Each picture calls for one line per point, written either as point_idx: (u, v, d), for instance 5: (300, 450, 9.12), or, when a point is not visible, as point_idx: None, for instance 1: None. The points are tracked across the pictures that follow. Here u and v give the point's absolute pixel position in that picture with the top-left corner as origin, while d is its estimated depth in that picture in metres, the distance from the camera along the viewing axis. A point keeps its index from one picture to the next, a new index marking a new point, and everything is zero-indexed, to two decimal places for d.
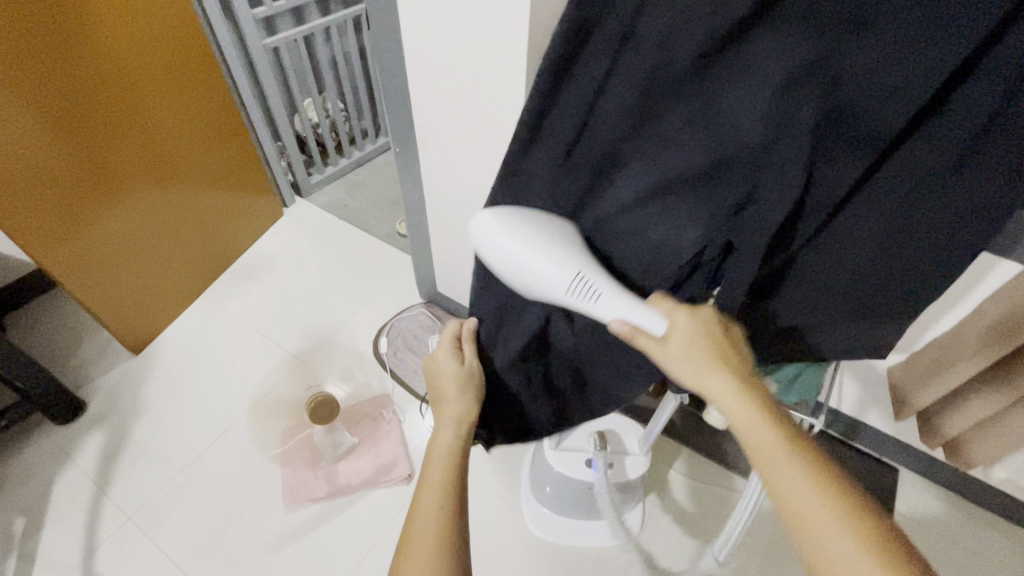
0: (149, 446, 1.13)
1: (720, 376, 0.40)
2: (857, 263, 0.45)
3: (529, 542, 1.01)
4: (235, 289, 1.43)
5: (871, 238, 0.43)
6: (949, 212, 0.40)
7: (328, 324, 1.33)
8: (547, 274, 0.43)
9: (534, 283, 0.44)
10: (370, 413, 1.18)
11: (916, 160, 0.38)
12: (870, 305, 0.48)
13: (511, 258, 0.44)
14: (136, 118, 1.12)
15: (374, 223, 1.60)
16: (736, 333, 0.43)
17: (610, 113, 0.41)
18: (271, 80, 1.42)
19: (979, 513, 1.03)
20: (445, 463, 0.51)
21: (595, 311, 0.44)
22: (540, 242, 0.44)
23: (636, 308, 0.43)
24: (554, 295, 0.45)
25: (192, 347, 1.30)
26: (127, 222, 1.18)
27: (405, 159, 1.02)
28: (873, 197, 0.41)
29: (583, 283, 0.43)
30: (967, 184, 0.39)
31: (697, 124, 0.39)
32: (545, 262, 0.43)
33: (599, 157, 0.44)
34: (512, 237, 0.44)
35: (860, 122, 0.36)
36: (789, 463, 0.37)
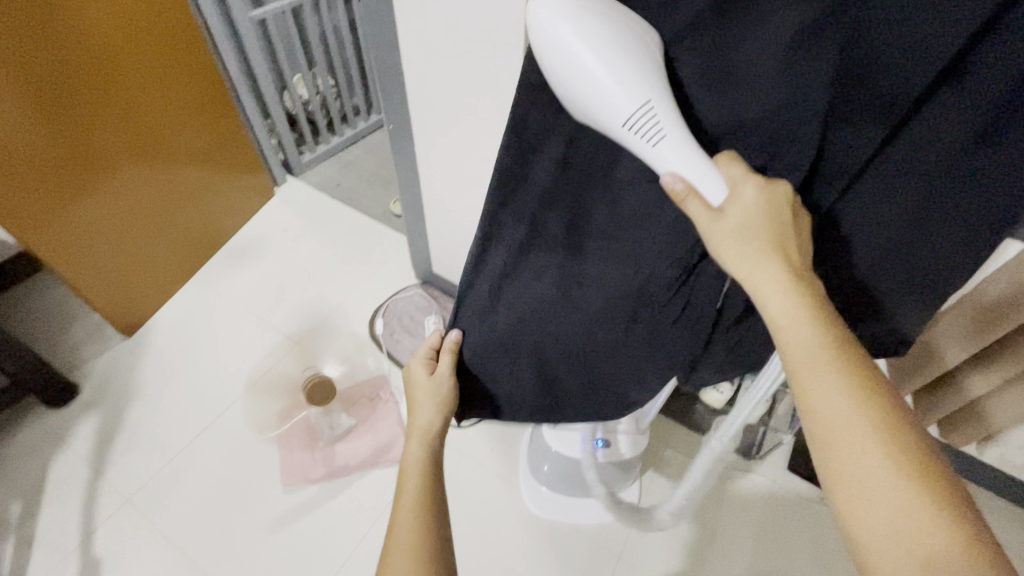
0: (145, 429, 1.13)
1: (770, 265, 0.34)
2: (877, 255, 0.40)
3: (528, 520, 1.01)
4: (227, 270, 1.41)
5: (886, 224, 0.39)
6: (969, 197, 0.36)
7: (322, 306, 1.32)
8: (613, 95, 0.34)
9: (595, 98, 0.35)
10: (367, 394, 1.18)
11: (933, 138, 0.34)
12: (909, 300, 0.42)
13: (576, 60, 0.34)
14: (122, 94, 1.09)
15: (369, 203, 1.57)
16: (803, 221, 0.36)
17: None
18: (259, 54, 1.38)
19: (970, 487, 1.05)
20: (420, 477, 0.51)
21: (652, 157, 0.36)
22: (618, 49, 0.34)
23: (700, 165, 0.35)
24: (608, 127, 0.36)
25: (185, 330, 1.29)
26: (115, 202, 1.15)
27: (399, 136, 0.99)
28: (889, 179, 0.37)
29: (649, 115, 0.34)
30: (988, 166, 0.34)
31: (713, 82, 0.36)
32: (619, 75, 0.34)
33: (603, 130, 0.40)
34: (577, 36, 0.34)
35: (876, 85, 0.32)
36: (827, 368, 0.33)
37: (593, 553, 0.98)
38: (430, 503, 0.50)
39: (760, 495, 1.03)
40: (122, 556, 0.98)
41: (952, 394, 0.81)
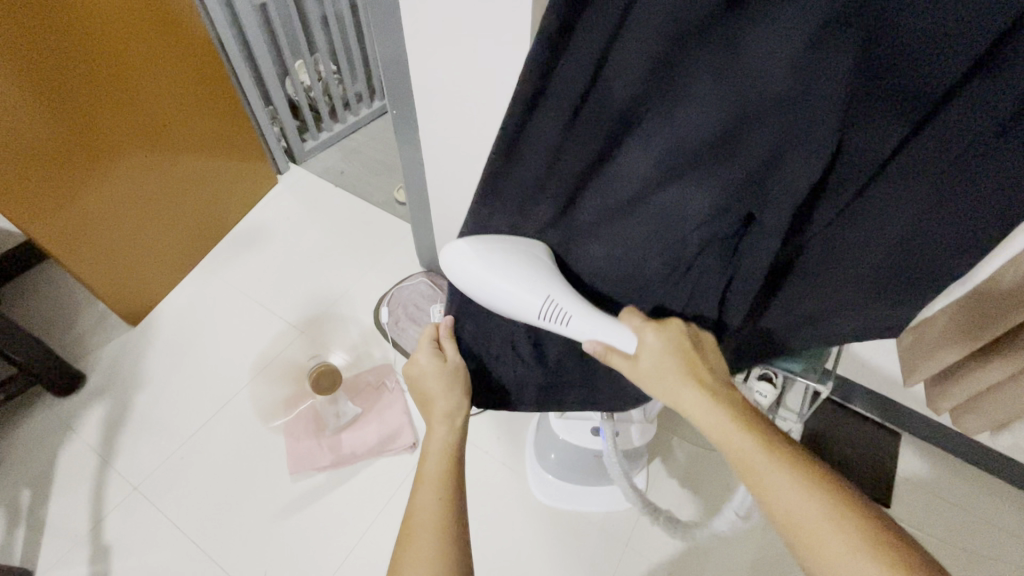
0: (152, 418, 1.13)
1: (690, 390, 0.41)
2: (875, 250, 0.43)
3: (534, 508, 1.01)
4: (231, 259, 1.40)
5: (899, 217, 0.40)
6: (976, 191, 0.37)
7: (326, 295, 1.31)
8: (520, 300, 0.45)
9: (507, 305, 0.47)
10: (373, 382, 1.17)
11: (947, 138, 0.35)
12: (877, 298, 0.47)
13: (482, 286, 0.47)
14: (123, 82, 1.07)
15: (372, 190, 1.56)
16: (707, 344, 0.44)
17: (624, 71, 0.37)
18: (260, 40, 1.36)
19: (979, 475, 1.04)
20: (443, 463, 0.49)
21: (568, 331, 0.45)
22: (511, 270, 0.46)
23: (607, 327, 0.44)
24: (525, 318, 0.47)
25: (190, 320, 1.28)
26: (119, 192, 1.14)
27: (403, 122, 0.98)
28: (904, 174, 0.38)
29: (552, 305, 0.45)
30: (998, 162, 0.35)
31: (718, 85, 0.35)
32: (514, 288, 0.46)
33: (609, 118, 0.40)
34: (481, 266, 0.47)
35: (897, 84, 0.33)
36: (772, 470, 0.36)
37: (600, 540, 0.98)
38: (454, 489, 0.48)
39: None
40: (132, 543, 0.99)
41: (964, 385, 0.80)
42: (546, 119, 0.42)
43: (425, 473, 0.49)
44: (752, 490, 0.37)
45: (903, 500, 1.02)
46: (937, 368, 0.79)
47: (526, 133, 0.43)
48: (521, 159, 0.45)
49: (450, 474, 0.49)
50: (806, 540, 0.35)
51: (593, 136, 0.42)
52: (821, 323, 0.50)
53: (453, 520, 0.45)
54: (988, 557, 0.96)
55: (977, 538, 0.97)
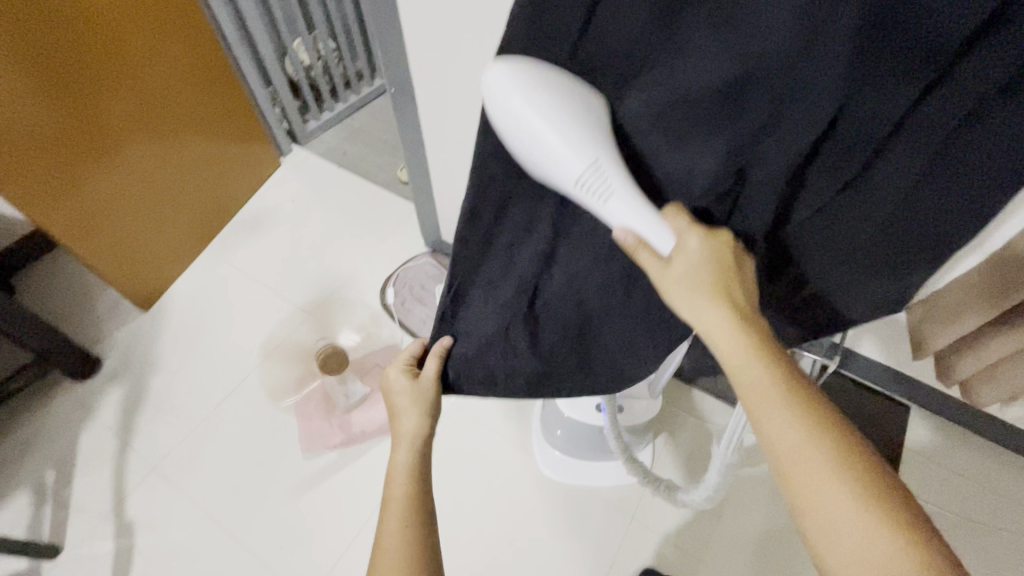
0: (166, 400, 1.15)
1: (716, 306, 0.39)
2: (877, 208, 0.40)
3: (543, 482, 1.03)
4: (239, 242, 1.41)
5: (892, 188, 0.38)
6: (966, 168, 0.36)
7: (334, 276, 1.32)
8: (560, 155, 0.37)
9: (539, 158, 0.38)
10: (381, 362, 1.18)
11: (945, 109, 0.33)
12: (848, 266, 0.46)
13: (518, 119, 0.36)
14: (125, 68, 1.06)
15: (376, 170, 1.55)
16: (746, 266, 0.41)
17: (628, 14, 0.34)
18: (256, 18, 1.33)
19: (988, 445, 1.04)
20: (408, 486, 0.51)
21: (601, 211, 0.39)
22: (567, 112, 0.36)
23: (647, 217, 0.39)
24: (558, 183, 0.39)
25: (200, 303, 1.30)
26: (126, 175, 1.15)
27: (403, 102, 0.96)
28: (903, 146, 0.36)
29: (597, 173, 0.37)
30: (985, 133, 0.34)
31: (721, 34, 0.32)
32: (562, 141, 0.36)
33: (609, 59, 0.37)
34: (527, 101, 0.35)
35: (906, 41, 0.30)
36: (775, 400, 0.37)
37: (607, 513, 1.00)
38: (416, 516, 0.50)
39: None
40: (154, 519, 1.02)
41: (974, 357, 0.80)
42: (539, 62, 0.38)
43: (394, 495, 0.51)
44: (751, 420, 0.38)
45: (910, 471, 1.02)
46: (947, 340, 0.79)
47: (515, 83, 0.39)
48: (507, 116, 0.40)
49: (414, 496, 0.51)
50: (797, 478, 0.36)
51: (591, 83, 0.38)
52: (790, 293, 0.50)
53: (417, 541, 0.48)
54: (996, 527, 0.96)
55: (985, 508, 0.98)
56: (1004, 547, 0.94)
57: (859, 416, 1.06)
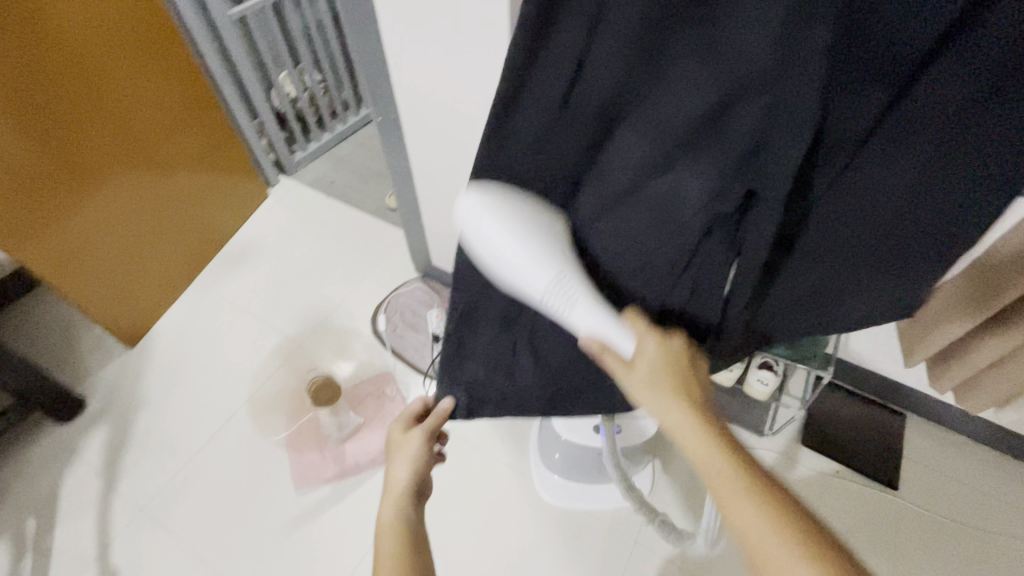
0: (153, 438, 1.12)
1: (677, 404, 0.44)
2: (920, 181, 0.38)
3: (542, 508, 1.01)
4: (227, 275, 1.40)
5: (884, 189, 0.40)
6: (952, 175, 0.37)
7: (323, 305, 1.30)
8: (530, 272, 0.43)
9: (514, 275, 0.43)
10: (374, 391, 1.16)
11: (928, 108, 0.35)
12: (891, 254, 0.43)
13: (492, 242, 0.42)
14: (109, 105, 1.07)
15: (364, 198, 1.56)
16: (697, 368, 0.48)
17: (605, 64, 0.38)
18: (242, 54, 1.36)
19: (987, 451, 1.03)
20: (395, 536, 0.50)
21: (568, 317, 0.45)
22: (528, 234, 0.42)
23: (607, 323, 0.45)
24: (528, 297, 0.45)
25: (189, 336, 1.28)
26: (108, 211, 1.14)
27: (389, 129, 0.97)
28: (882, 151, 0.38)
29: (561, 286, 0.43)
30: (965, 143, 0.36)
31: (705, 58, 0.36)
32: (532, 256, 0.42)
33: (598, 107, 0.41)
34: (497, 225, 0.42)
35: (870, 54, 0.35)
36: (735, 486, 0.39)
37: (608, 537, 0.98)
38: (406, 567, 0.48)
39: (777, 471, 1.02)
40: (140, 563, 0.98)
41: (967, 362, 0.80)
42: (543, 85, 0.40)
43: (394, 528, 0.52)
44: (721, 512, 0.40)
45: (911, 480, 1.01)
46: (939, 345, 0.79)
47: (519, 100, 0.41)
48: (509, 136, 0.43)
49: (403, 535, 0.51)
50: (766, 565, 0.37)
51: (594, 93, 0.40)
52: (828, 290, 0.48)
53: None
54: (1002, 535, 0.95)
55: (989, 515, 0.97)
56: (1013, 555, 0.93)
57: (856, 425, 1.06)
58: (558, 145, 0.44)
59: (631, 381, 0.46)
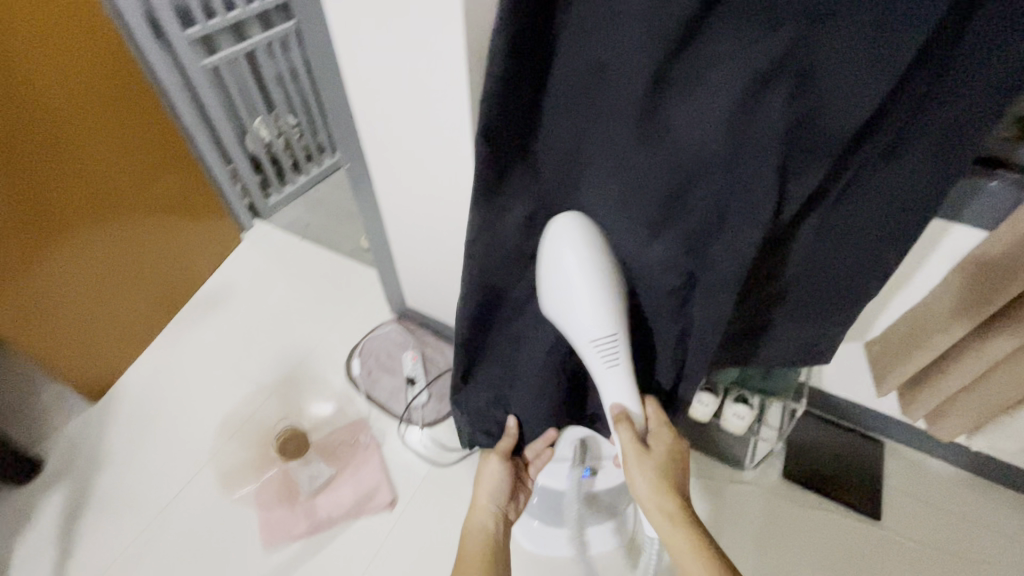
0: (115, 498, 1.07)
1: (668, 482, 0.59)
2: (862, 216, 0.49)
3: (523, 557, 0.97)
4: (198, 322, 1.37)
5: (836, 227, 0.50)
6: (893, 210, 0.48)
7: (296, 349, 1.28)
8: (589, 321, 0.54)
9: (576, 315, 0.55)
10: (347, 439, 1.13)
11: (863, 159, 0.45)
12: (853, 270, 0.53)
13: (566, 281, 0.54)
14: (80, 156, 1.07)
15: (340, 239, 1.55)
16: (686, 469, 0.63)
17: (563, 131, 0.50)
18: (215, 103, 1.37)
19: (968, 478, 1.03)
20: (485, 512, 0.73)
21: (602, 365, 0.56)
22: (596, 290, 0.54)
23: (629, 389, 0.58)
24: (576, 338, 0.56)
25: (157, 388, 1.24)
26: (76, 262, 1.12)
27: (358, 173, 0.97)
28: (839, 198, 0.48)
29: (608, 343, 0.55)
30: (901, 186, 0.46)
31: (663, 138, 0.45)
32: (595, 310, 0.54)
33: (558, 165, 0.53)
34: (576, 262, 0.53)
35: (821, 132, 0.41)
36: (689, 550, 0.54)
37: None
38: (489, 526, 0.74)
39: (760, 508, 1.01)
40: None
41: (945, 381, 0.79)
42: (515, 140, 0.49)
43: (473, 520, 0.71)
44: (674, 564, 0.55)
45: (895, 512, 1.00)
46: (916, 365, 0.79)
47: (501, 160, 0.50)
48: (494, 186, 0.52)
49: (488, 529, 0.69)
50: None
51: (561, 140, 0.51)
52: (807, 301, 0.58)
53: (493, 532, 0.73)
54: (989, 564, 0.94)
55: (975, 544, 0.96)
56: None
57: (836, 455, 1.05)
58: (550, 179, 0.54)
59: (635, 456, 0.58)
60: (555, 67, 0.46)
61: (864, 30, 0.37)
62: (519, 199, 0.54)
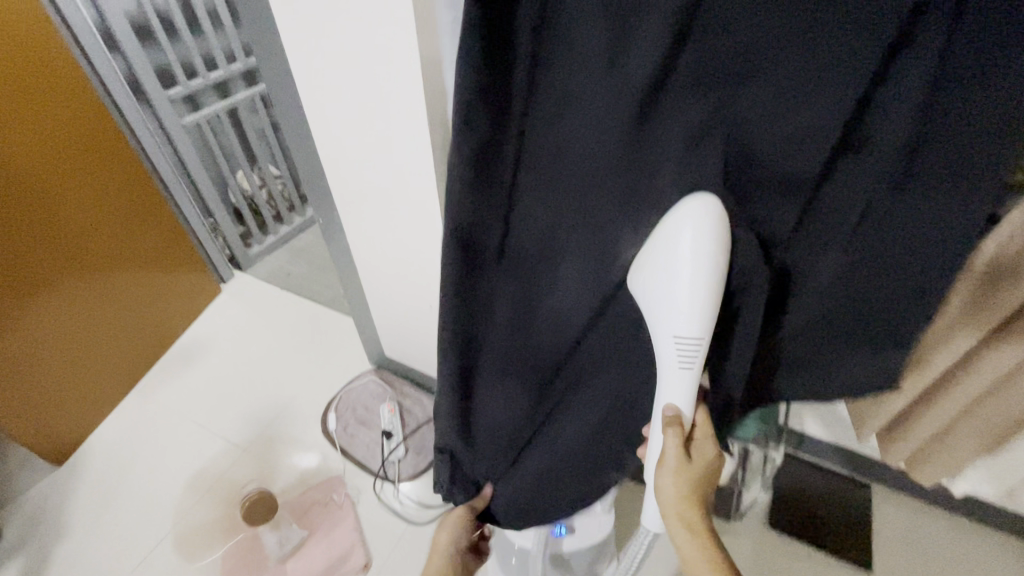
0: (75, 569, 1.02)
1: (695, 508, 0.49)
2: (872, 257, 0.48)
3: None
4: (172, 377, 1.35)
5: (830, 275, 0.50)
6: (905, 252, 0.47)
7: (272, 404, 1.25)
8: (682, 314, 0.42)
9: (665, 299, 0.42)
10: (321, 499, 1.09)
11: (849, 192, 0.45)
12: (873, 290, 0.50)
13: (672, 252, 0.41)
14: (55, 216, 1.08)
15: (320, 289, 1.55)
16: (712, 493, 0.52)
17: (532, 214, 0.46)
18: (195, 157, 1.39)
19: (959, 522, 1.00)
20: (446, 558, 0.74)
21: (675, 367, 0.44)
22: (702, 279, 0.40)
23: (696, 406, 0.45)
24: (658, 324, 0.44)
25: (125, 449, 1.21)
26: (48, 323, 1.10)
27: (333, 227, 0.98)
28: (818, 238, 0.48)
29: (694, 351, 0.43)
30: (910, 227, 0.45)
31: (626, 204, 0.44)
32: (687, 304, 0.41)
33: (529, 249, 0.48)
34: (685, 238, 0.40)
35: (783, 170, 0.42)
36: None
37: None
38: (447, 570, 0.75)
39: (746, 559, 0.98)
40: None
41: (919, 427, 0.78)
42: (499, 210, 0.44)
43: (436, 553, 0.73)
44: None
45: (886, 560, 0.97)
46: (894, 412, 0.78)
47: (470, 256, 0.46)
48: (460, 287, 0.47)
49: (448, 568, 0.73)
50: None
51: (540, 222, 0.46)
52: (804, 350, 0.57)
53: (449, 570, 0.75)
54: None
55: None
56: None
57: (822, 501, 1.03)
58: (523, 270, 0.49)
59: (675, 461, 0.47)
60: (532, 124, 0.41)
61: (801, 81, 0.38)
62: (482, 291, 0.49)
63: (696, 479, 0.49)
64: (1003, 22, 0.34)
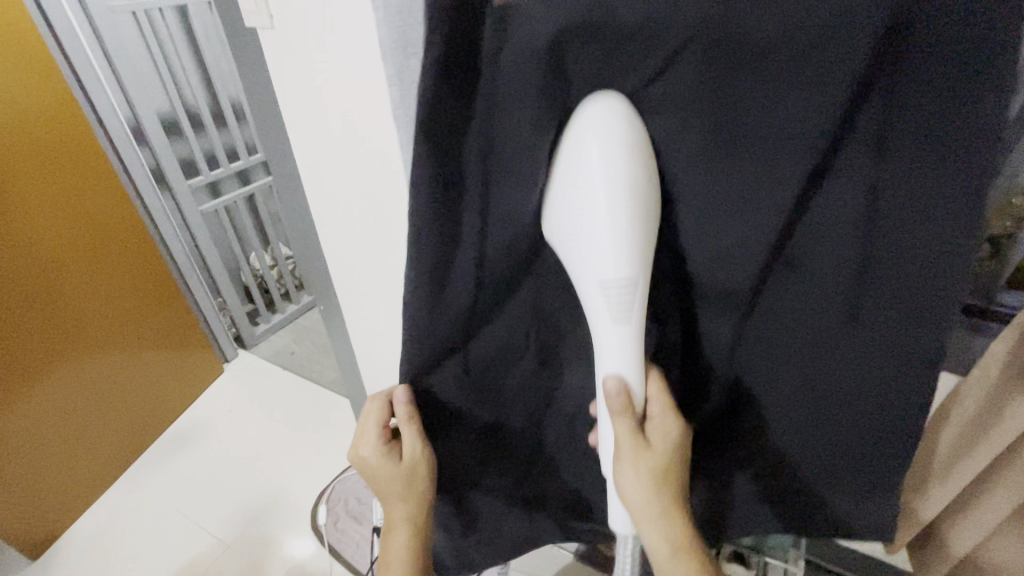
0: None
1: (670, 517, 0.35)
2: (837, 401, 0.38)
3: None
4: (162, 462, 1.31)
5: (790, 421, 0.39)
6: (872, 401, 0.36)
7: (261, 495, 1.20)
8: (607, 251, 0.28)
9: (582, 230, 0.29)
10: None
11: (788, 314, 0.35)
12: (829, 427, 0.38)
13: (578, 162, 0.28)
14: (67, 299, 1.10)
15: (321, 371, 1.53)
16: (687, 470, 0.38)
17: (499, 335, 0.38)
18: (207, 239, 1.42)
19: None
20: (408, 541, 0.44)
21: (606, 326, 0.31)
22: (625, 189, 0.28)
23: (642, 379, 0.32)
24: (577, 271, 0.31)
25: (105, 542, 1.15)
26: (46, 405, 1.09)
27: (332, 316, 0.97)
28: (763, 373, 0.38)
29: (626, 294, 0.29)
30: (872, 366, 0.35)
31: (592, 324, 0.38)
32: (611, 225, 0.28)
33: (508, 378, 0.40)
34: (591, 133, 0.28)
35: (721, 284, 0.34)
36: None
37: None
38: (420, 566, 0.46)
39: None
40: None
41: None
42: (443, 324, 0.34)
43: (392, 521, 0.44)
44: None
45: None
46: None
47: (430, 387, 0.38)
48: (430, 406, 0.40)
49: (417, 544, 0.45)
50: None
51: (513, 342, 0.39)
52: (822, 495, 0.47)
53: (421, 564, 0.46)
54: None
55: None
56: None
57: None
58: (471, 392, 0.40)
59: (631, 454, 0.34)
60: (496, 250, 0.33)
61: (747, 193, 0.30)
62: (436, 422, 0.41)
63: (658, 472, 0.35)
64: (954, 117, 0.27)
